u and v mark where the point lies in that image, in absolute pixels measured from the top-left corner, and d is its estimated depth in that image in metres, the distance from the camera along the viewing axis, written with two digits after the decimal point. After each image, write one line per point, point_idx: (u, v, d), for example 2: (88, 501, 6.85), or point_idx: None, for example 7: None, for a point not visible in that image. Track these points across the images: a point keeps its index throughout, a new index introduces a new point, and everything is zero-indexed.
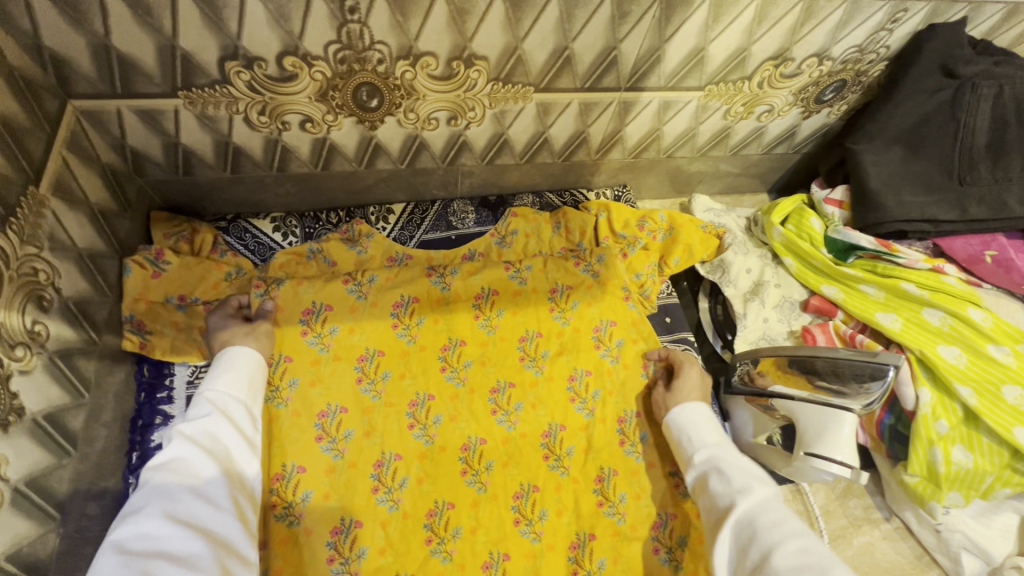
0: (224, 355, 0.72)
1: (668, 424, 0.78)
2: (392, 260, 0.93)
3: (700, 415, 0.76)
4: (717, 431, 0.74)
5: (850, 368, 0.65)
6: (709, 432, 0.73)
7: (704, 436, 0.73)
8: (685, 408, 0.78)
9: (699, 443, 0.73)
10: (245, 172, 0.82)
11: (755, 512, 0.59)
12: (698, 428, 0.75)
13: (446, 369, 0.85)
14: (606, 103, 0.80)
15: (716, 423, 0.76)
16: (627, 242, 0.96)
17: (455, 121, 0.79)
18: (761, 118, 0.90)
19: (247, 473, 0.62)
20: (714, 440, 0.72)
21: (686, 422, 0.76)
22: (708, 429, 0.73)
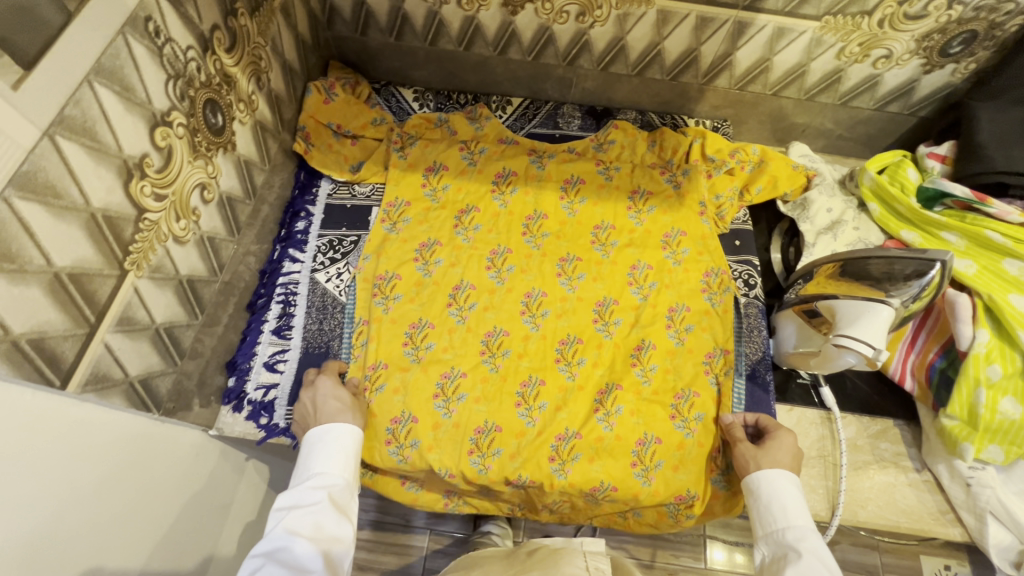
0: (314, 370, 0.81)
1: (751, 484, 0.73)
2: (502, 141, 1.06)
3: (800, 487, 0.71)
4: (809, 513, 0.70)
5: (906, 267, 0.68)
6: (802, 516, 0.69)
7: (796, 515, 0.68)
8: (784, 472, 0.72)
9: (790, 519, 0.68)
10: (405, 41, 1.01)
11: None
12: (794, 500, 0.70)
13: (527, 234, 0.99)
14: (722, 20, 0.88)
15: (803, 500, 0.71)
16: (715, 165, 1.01)
17: (582, 18, 0.91)
18: (877, 64, 0.92)
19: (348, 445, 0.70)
20: (807, 526, 0.67)
21: (785, 490, 0.70)
22: (801, 510, 0.69)
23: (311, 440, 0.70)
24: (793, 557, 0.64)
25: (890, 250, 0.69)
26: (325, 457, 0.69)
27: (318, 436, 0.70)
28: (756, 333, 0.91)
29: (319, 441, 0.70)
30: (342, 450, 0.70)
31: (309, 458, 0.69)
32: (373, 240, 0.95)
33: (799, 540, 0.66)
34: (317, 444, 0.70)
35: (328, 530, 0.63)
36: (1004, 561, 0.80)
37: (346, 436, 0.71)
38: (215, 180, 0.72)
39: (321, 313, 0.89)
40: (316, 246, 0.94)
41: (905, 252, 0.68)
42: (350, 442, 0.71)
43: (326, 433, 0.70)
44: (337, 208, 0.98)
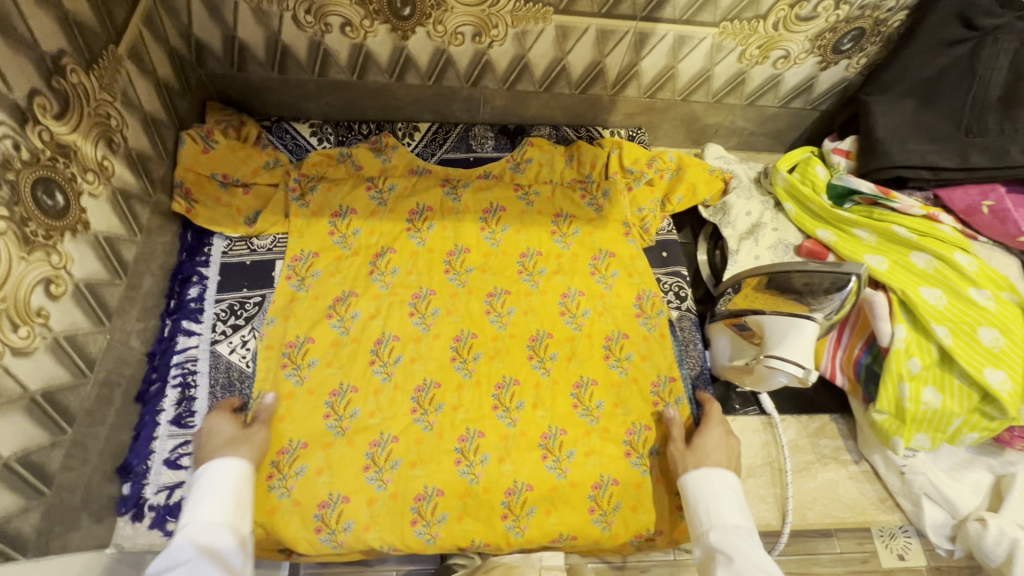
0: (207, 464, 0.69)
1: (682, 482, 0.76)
2: (413, 172, 1.00)
3: (730, 484, 0.73)
4: (738, 508, 0.72)
5: (825, 282, 0.68)
6: (731, 513, 0.71)
7: (726, 515, 0.71)
8: (714, 472, 0.74)
9: (719, 520, 0.70)
10: (290, 73, 0.92)
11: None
12: (723, 498, 0.72)
13: (450, 272, 0.93)
14: (622, 32, 0.85)
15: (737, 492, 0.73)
16: (634, 176, 1.00)
17: (479, 39, 0.86)
18: (777, 65, 0.92)
19: (235, 487, 0.68)
20: (734, 522, 0.70)
21: (713, 492, 0.73)
22: (731, 508, 0.71)
23: (194, 485, 0.67)
24: (724, 560, 0.67)
25: (807, 265, 0.68)
26: (207, 505, 0.65)
27: (204, 479, 0.67)
28: (692, 348, 0.92)
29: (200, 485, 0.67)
30: (227, 496, 0.67)
31: (191, 506, 0.65)
32: (280, 301, 0.87)
33: (726, 540, 0.68)
34: (199, 492, 0.66)
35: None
36: (941, 537, 0.83)
37: (232, 477, 0.68)
38: (64, 269, 0.61)
39: (229, 390, 0.81)
40: (214, 314, 0.84)
41: (822, 266, 0.67)
42: (233, 483, 0.68)
43: (210, 475, 0.67)
44: (234, 267, 0.88)
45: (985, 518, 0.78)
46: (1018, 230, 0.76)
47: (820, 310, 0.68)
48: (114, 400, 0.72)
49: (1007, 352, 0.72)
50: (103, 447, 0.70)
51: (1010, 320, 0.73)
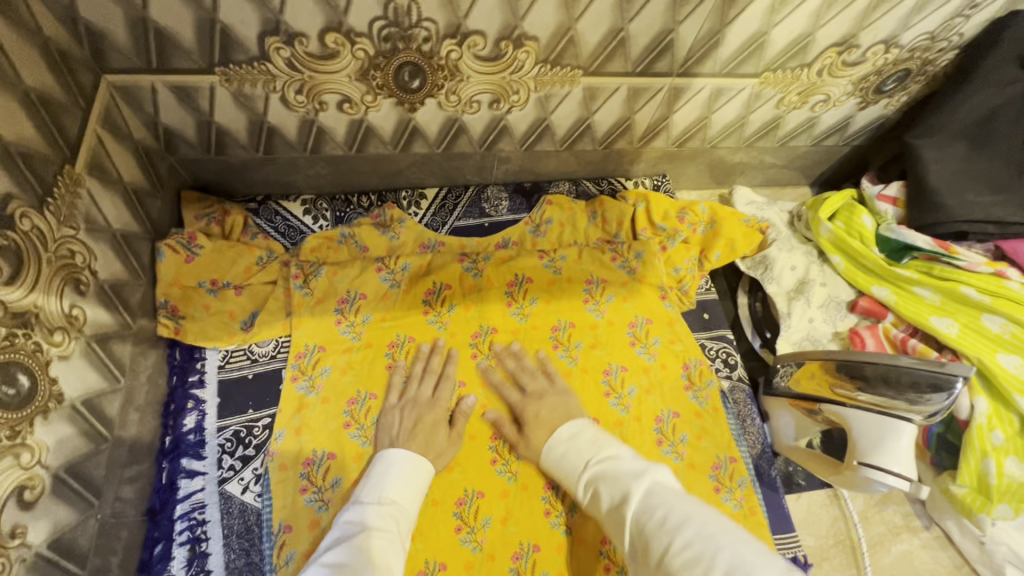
0: (382, 454, 0.69)
1: (548, 461, 0.69)
2: (424, 247, 0.90)
3: (565, 436, 0.68)
4: (589, 439, 0.67)
5: (909, 376, 0.64)
6: (580, 454, 0.65)
7: (568, 462, 0.66)
8: (550, 442, 0.70)
9: (573, 461, 0.65)
10: (278, 153, 0.80)
11: (652, 517, 0.51)
12: (571, 451, 0.67)
13: (477, 356, 0.84)
14: (656, 89, 0.76)
15: (603, 441, 0.66)
16: (666, 234, 0.92)
17: (497, 105, 0.76)
18: (815, 108, 0.86)
19: (387, 492, 0.63)
20: (585, 460, 0.64)
21: (557, 451, 0.68)
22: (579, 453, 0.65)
23: (372, 467, 0.67)
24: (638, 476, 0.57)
25: (899, 361, 0.64)
26: (395, 485, 0.64)
27: (390, 457, 0.68)
28: (750, 424, 0.84)
29: (380, 469, 0.66)
30: (411, 473, 0.67)
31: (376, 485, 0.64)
32: (287, 414, 0.75)
33: (597, 471, 0.62)
34: (377, 473, 0.66)
35: (385, 556, 0.55)
36: None
37: (417, 460, 0.68)
38: (38, 465, 0.49)
39: (246, 539, 0.68)
40: (217, 446, 0.72)
41: (915, 363, 0.64)
42: (421, 476, 0.68)
43: (383, 465, 0.67)
44: (234, 384, 0.76)
45: None
46: None
47: (915, 408, 0.65)
48: None
49: None
50: None
51: None
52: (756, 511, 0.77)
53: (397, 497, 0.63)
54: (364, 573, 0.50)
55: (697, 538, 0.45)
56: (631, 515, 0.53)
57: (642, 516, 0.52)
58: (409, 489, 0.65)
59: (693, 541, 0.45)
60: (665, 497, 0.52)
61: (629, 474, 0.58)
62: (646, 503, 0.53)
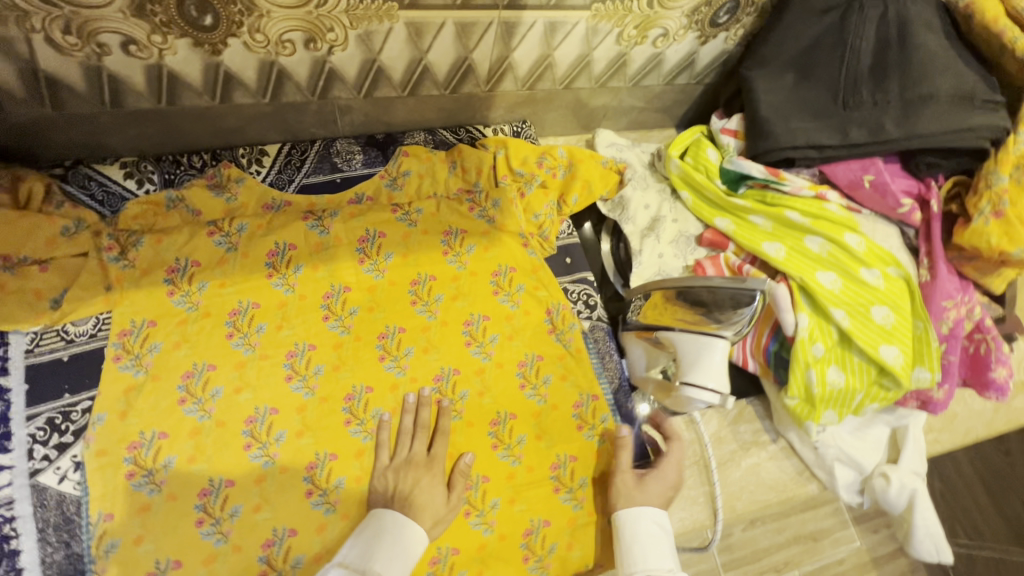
0: (375, 529, 0.66)
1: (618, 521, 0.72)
2: (267, 207, 0.83)
3: (653, 520, 0.71)
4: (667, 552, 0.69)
5: (729, 295, 0.69)
6: (660, 557, 0.68)
7: (652, 556, 0.68)
8: (634, 513, 0.71)
9: (644, 561, 0.68)
10: (72, 108, 0.70)
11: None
12: (648, 542, 0.69)
13: (330, 318, 0.80)
14: (485, 23, 0.73)
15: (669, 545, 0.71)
16: (525, 179, 0.91)
17: (314, 45, 0.70)
18: (656, 43, 0.86)
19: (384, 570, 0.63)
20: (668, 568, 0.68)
21: (645, 529, 0.70)
22: (657, 554, 0.68)
23: (364, 532, 0.66)
24: None
25: (712, 279, 0.69)
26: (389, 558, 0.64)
27: (372, 530, 0.66)
28: (608, 359, 0.87)
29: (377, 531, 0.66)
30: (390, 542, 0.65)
31: (363, 553, 0.64)
32: (111, 397, 0.70)
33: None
34: (379, 540, 0.65)
35: None
36: (851, 493, 0.88)
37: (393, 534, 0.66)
38: None
39: (65, 530, 0.64)
40: (27, 436, 0.66)
41: (726, 281, 0.68)
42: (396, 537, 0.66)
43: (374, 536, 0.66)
44: (45, 368, 0.69)
45: (887, 473, 0.84)
46: (897, 202, 0.77)
47: (731, 327, 0.69)
48: None
49: (897, 327, 0.74)
50: None
51: (897, 295, 0.75)
52: (618, 444, 0.82)
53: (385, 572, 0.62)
54: None
55: None
56: None
57: None
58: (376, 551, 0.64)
59: None
60: None
61: None
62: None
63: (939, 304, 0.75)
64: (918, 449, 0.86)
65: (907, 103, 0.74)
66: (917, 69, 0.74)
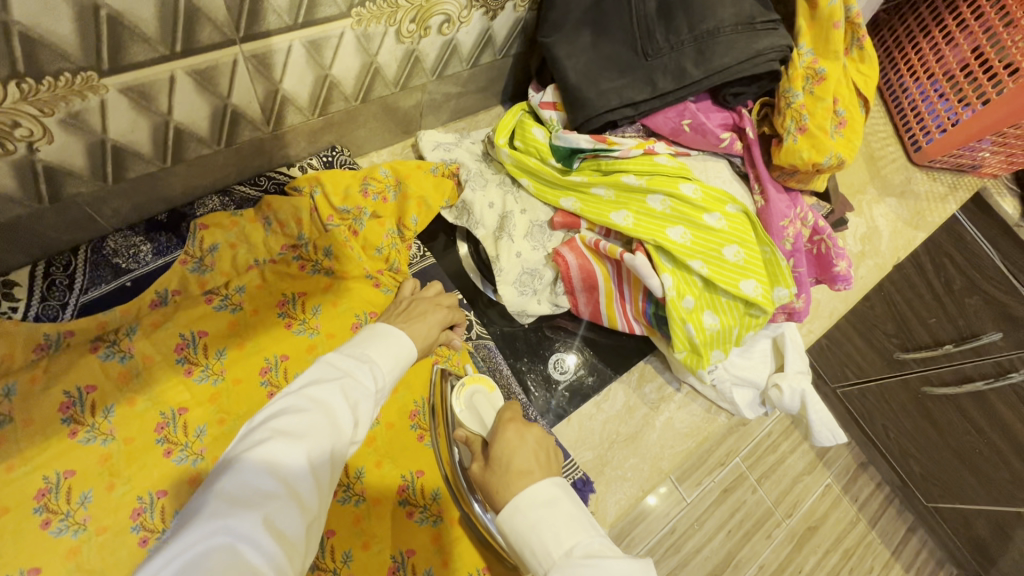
0: (374, 325, 0.60)
1: (504, 526, 0.50)
2: (43, 347, 0.67)
3: (545, 492, 0.50)
4: (567, 518, 0.48)
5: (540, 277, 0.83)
6: (569, 526, 0.47)
7: (559, 541, 0.46)
8: (518, 498, 0.49)
9: (555, 547, 0.46)
10: None
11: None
12: (544, 524, 0.48)
13: (173, 451, 0.67)
14: (228, 62, 0.60)
15: (571, 501, 0.50)
16: (352, 215, 0.81)
17: (2, 147, 0.53)
18: (444, 30, 0.77)
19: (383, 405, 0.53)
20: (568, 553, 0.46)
21: (526, 522, 0.48)
22: (562, 530, 0.47)
23: (359, 332, 0.58)
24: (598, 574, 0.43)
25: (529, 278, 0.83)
26: (383, 354, 0.55)
27: (376, 329, 0.59)
28: (501, 374, 0.83)
29: (372, 332, 0.58)
30: (395, 354, 0.57)
31: (361, 345, 0.56)
32: None
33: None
34: (369, 336, 0.57)
35: (336, 419, 0.47)
36: (754, 409, 0.93)
37: (404, 341, 0.58)
38: None
39: None
40: None
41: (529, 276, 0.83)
42: (405, 348, 0.58)
43: (375, 332, 0.58)
44: None
45: (778, 382, 0.89)
46: (717, 138, 0.78)
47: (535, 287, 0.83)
48: None
49: (749, 260, 0.77)
50: None
51: (741, 229, 0.77)
52: None
53: (384, 376, 0.54)
54: (288, 456, 0.43)
55: None
56: None
57: None
58: (392, 372, 0.56)
59: None
60: None
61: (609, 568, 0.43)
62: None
63: (777, 226, 0.78)
64: (798, 350, 0.91)
65: (699, 40, 0.72)
66: (699, 4, 0.72)
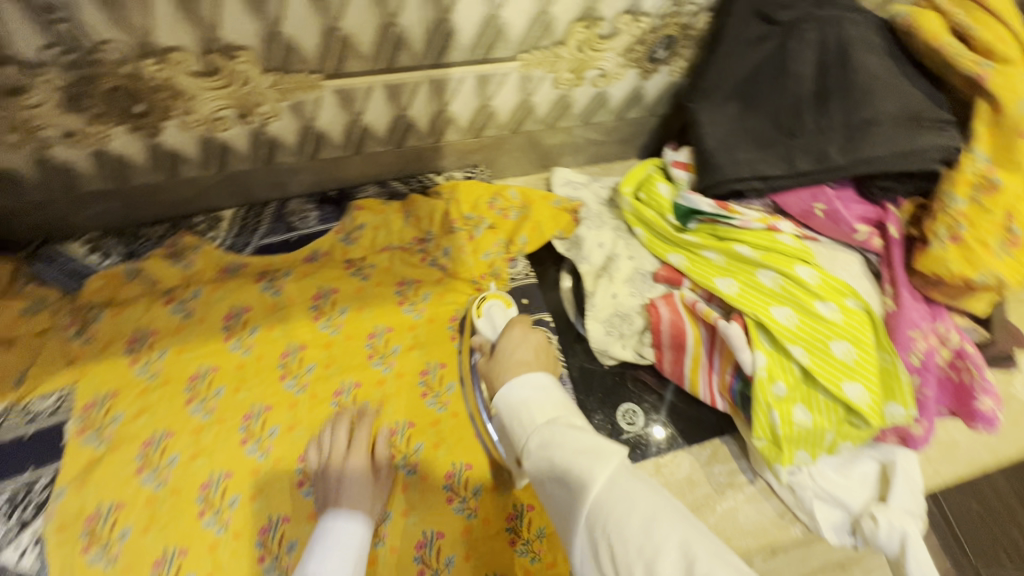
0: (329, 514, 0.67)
1: (496, 408, 0.58)
2: (225, 271, 0.85)
3: (528, 379, 0.58)
4: (550, 399, 0.56)
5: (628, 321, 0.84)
6: (544, 407, 0.55)
7: (535, 409, 0.55)
8: (507, 384, 0.58)
9: (534, 419, 0.54)
10: (31, 195, 0.74)
11: (612, 515, 0.42)
12: (527, 402, 0.56)
13: (286, 377, 0.81)
14: (414, 83, 0.75)
15: (551, 386, 0.57)
16: (473, 223, 0.92)
17: (248, 118, 0.73)
18: (597, 83, 0.86)
19: None
20: (547, 419, 0.53)
21: (513, 399, 0.57)
22: (540, 403, 0.55)
23: (322, 521, 0.67)
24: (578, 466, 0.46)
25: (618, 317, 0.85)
26: (336, 553, 0.63)
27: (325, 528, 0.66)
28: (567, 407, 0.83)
29: (334, 526, 0.66)
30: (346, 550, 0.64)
31: (326, 552, 0.63)
32: (72, 469, 0.72)
33: (550, 438, 0.51)
34: (332, 534, 0.65)
35: None
36: (840, 536, 0.81)
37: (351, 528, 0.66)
38: None
39: None
40: None
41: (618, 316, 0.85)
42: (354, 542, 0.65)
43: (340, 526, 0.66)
44: (12, 445, 0.72)
45: (875, 514, 0.77)
46: (851, 229, 0.74)
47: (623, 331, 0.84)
48: None
49: (861, 362, 0.70)
50: None
51: (858, 328, 0.71)
52: None
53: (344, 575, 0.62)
54: None
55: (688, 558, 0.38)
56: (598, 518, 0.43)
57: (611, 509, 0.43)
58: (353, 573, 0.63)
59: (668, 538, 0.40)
60: (641, 492, 0.43)
61: (587, 456, 0.47)
62: (609, 492, 0.44)
63: (904, 335, 0.71)
64: (910, 486, 0.79)
65: (851, 128, 0.71)
66: (859, 92, 0.70)
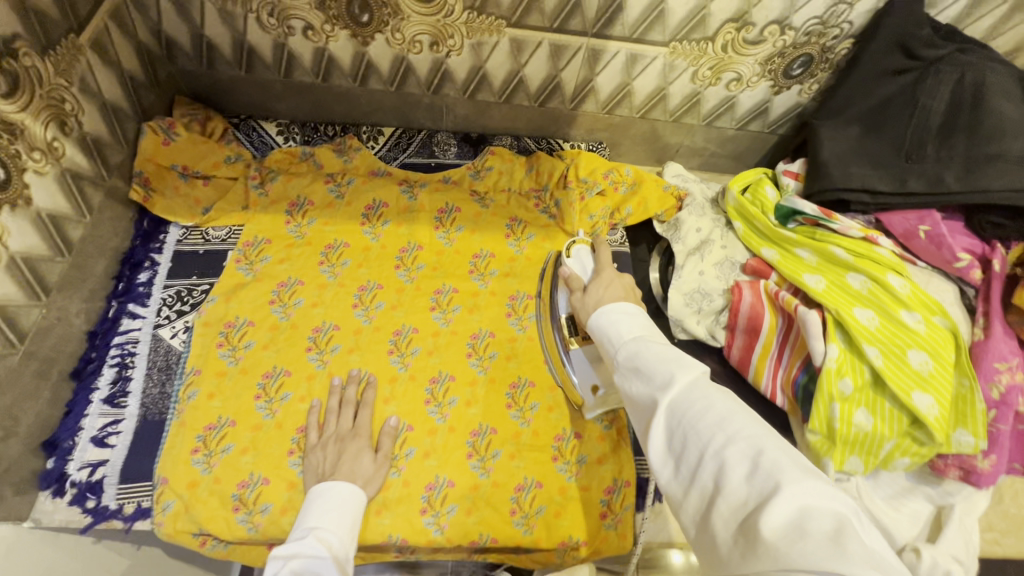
0: (324, 484, 0.70)
1: (591, 329, 0.65)
2: (374, 173, 1.02)
3: (619, 307, 0.64)
4: (635, 321, 0.62)
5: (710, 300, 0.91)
6: (631, 327, 0.61)
7: (622, 328, 0.61)
8: (600, 309, 0.65)
9: (619, 337, 0.60)
10: (258, 73, 0.94)
11: (692, 411, 0.50)
12: (616, 322, 0.62)
13: (401, 267, 0.94)
14: (575, 47, 0.88)
15: (640, 314, 0.63)
16: (587, 186, 1.01)
17: (437, 47, 0.89)
18: (730, 86, 0.95)
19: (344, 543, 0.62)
20: (633, 334, 0.60)
21: (606, 318, 0.63)
22: (627, 323, 0.61)
23: (310, 494, 0.69)
24: (658, 372, 0.53)
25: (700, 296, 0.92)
26: (322, 513, 0.66)
27: (321, 490, 0.69)
28: None
29: (321, 495, 0.68)
30: (340, 512, 0.67)
31: (308, 519, 0.64)
32: (225, 284, 0.88)
33: (636, 350, 0.57)
34: (319, 502, 0.67)
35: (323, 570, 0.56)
36: None
37: (346, 488, 0.70)
38: None
39: (165, 373, 0.82)
40: (161, 299, 0.86)
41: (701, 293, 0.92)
42: (347, 501, 0.69)
43: (326, 491, 0.69)
44: (187, 255, 0.90)
45: (919, 548, 0.74)
46: (953, 255, 0.77)
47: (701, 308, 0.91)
48: (48, 378, 0.73)
49: (936, 376, 0.72)
50: (33, 424, 0.71)
51: (938, 344, 0.73)
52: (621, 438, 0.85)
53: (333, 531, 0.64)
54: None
55: (758, 455, 0.45)
56: (674, 413, 0.51)
57: (685, 406, 0.51)
58: (341, 531, 0.65)
59: (745, 436, 0.47)
60: (714, 397, 0.51)
61: (668, 363, 0.54)
62: (689, 394, 0.52)
63: (989, 365, 0.71)
64: (963, 535, 0.75)
65: (971, 160, 0.74)
66: (987, 129, 0.74)
